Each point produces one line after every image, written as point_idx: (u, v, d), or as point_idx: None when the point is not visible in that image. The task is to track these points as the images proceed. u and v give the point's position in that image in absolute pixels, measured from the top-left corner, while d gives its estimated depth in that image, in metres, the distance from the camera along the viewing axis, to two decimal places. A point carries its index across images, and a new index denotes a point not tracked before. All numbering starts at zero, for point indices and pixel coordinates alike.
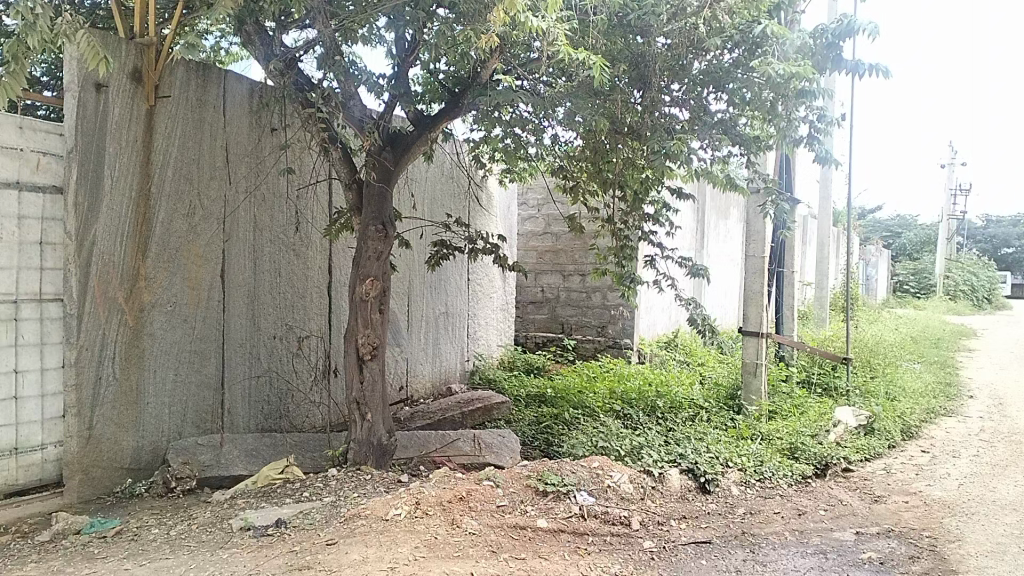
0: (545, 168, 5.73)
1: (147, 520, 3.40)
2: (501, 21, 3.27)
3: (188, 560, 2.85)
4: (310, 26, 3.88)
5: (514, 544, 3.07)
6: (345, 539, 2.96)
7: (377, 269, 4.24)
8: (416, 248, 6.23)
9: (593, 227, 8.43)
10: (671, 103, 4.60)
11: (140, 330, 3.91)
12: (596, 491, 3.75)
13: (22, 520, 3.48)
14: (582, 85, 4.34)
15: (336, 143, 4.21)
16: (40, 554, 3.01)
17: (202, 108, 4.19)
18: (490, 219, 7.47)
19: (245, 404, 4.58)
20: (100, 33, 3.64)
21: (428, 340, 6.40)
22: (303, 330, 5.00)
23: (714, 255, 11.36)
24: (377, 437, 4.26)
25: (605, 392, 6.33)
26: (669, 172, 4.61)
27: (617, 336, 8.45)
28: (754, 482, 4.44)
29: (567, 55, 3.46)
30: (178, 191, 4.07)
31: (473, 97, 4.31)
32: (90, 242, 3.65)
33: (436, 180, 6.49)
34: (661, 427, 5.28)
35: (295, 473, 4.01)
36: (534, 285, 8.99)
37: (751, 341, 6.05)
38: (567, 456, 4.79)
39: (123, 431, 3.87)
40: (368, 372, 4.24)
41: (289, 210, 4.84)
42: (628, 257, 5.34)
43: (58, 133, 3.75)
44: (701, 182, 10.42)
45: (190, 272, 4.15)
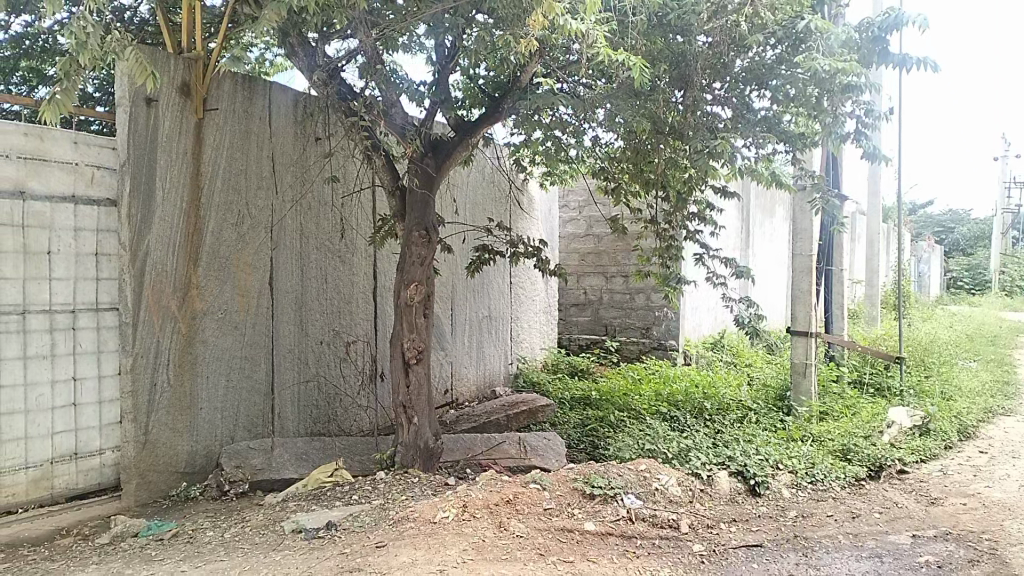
0: (587, 170, 5.70)
1: (202, 523, 3.47)
2: (540, 25, 3.27)
3: (242, 562, 2.91)
4: (352, 36, 3.93)
5: (562, 547, 3.06)
6: (394, 541, 2.98)
7: (421, 274, 4.26)
8: (458, 253, 6.26)
9: (636, 228, 8.37)
10: (713, 102, 4.55)
11: (192, 338, 4.00)
12: (644, 495, 3.71)
13: (83, 523, 3.57)
14: (622, 86, 4.32)
15: (379, 151, 4.26)
16: (100, 556, 3.10)
17: (248, 119, 4.27)
18: (532, 222, 7.47)
19: (295, 409, 4.66)
20: (149, 49, 3.74)
21: (472, 343, 6.42)
22: (349, 335, 5.06)
23: (761, 254, 11.19)
24: (424, 440, 4.30)
25: (651, 394, 6.29)
26: (712, 171, 4.56)
27: (661, 338, 8.37)
28: (806, 484, 4.35)
29: (607, 57, 3.44)
30: (227, 201, 4.16)
31: (513, 100, 4.33)
32: (143, 252, 3.76)
33: (477, 184, 6.52)
34: (709, 430, 5.21)
35: (344, 476, 4.05)
36: (577, 287, 8.96)
37: (800, 340, 5.94)
38: (613, 459, 4.76)
39: (177, 436, 3.96)
40: (413, 376, 4.27)
41: (334, 217, 4.91)
42: (673, 258, 5.28)
43: (111, 146, 3.87)
44: (745, 180, 10.23)
45: (239, 280, 4.24)
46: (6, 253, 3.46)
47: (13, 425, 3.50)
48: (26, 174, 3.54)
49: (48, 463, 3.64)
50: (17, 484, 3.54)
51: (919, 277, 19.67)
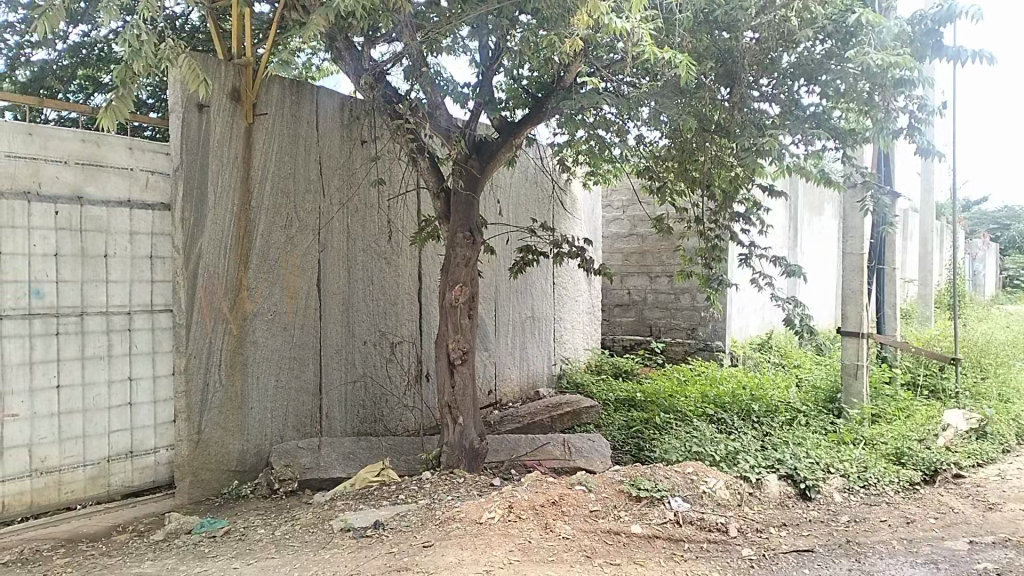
0: (631, 169, 5.66)
1: (253, 521, 3.54)
2: (585, 24, 3.25)
3: (292, 560, 2.96)
4: (397, 40, 3.97)
5: (608, 550, 3.04)
6: (440, 541, 3.00)
7: (466, 275, 4.27)
8: (501, 254, 6.28)
9: (681, 228, 8.28)
10: (760, 99, 4.50)
11: (243, 338, 4.08)
12: (691, 497, 3.67)
13: (138, 520, 3.67)
14: (668, 84, 4.26)
15: (424, 153, 4.29)
16: (156, 552, 3.18)
17: (296, 124, 4.34)
18: (575, 222, 7.44)
19: (342, 409, 4.71)
20: (201, 56, 3.82)
21: (515, 344, 6.43)
22: (395, 336, 5.11)
23: (809, 252, 10.99)
24: (469, 440, 4.31)
25: (697, 396, 6.22)
26: (758, 169, 4.48)
27: (707, 339, 8.28)
28: (858, 488, 4.26)
29: (653, 55, 3.41)
30: (276, 204, 4.23)
31: (557, 101, 4.32)
32: (196, 256, 3.85)
33: (521, 185, 6.53)
34: (757, 432, 5.13)
35: (391, 475, 4.09)
36: (621, 288, 8.90)
37: (851, 342, 5.81)
38: (660, 461, 4.72)
39: (229, 435, 4.04)
40: (459, 377, 4.29)
41: (380, 219, 4.97)
42: (717, 259, 5.22)
43: (165, 152, 3.97)
44: (793, 178, 10.06)
45: (288, 283, 4.31)
46: (65, 256, 3.58)
47: (72, 424, 3.61)
48: (83, 180, 3.66)
49: (105, 461, 3.75)
50: (76, 481, 3.65)
51: (974, 276, 19.11)
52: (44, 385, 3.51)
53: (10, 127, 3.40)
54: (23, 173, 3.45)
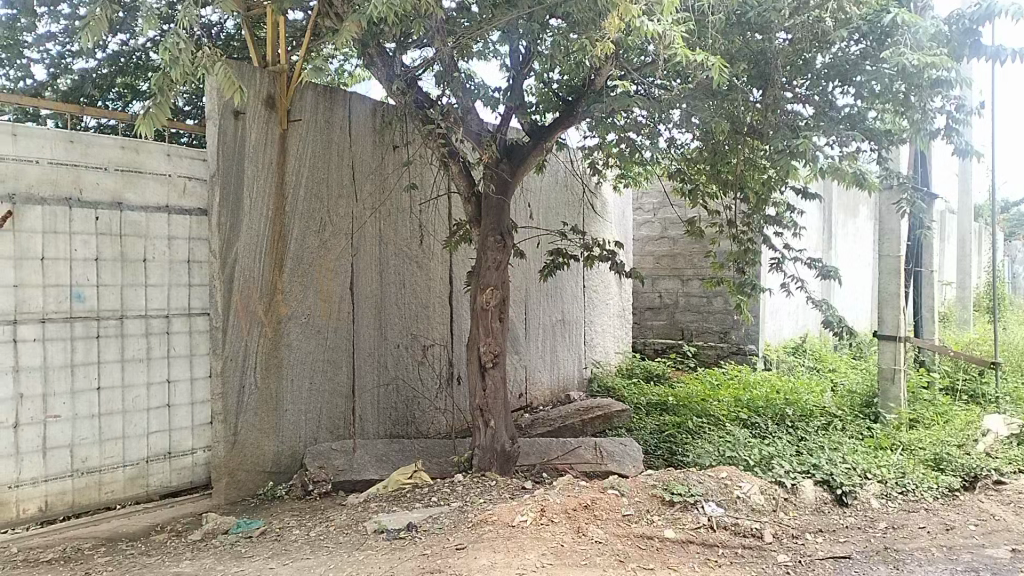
0: (662, 172, 5.64)
1: (288, 521, 3.58)
2: (616, 27, 3.24)
3: (327, 561, 2.99)
4: (428, 45, 4.00)
5: (641, 555, 3.03)
6: (473, 544, 3.01)
7: (497, 278, 4.28)
8: (532, 257, 6.29)
9: (713, 231, 8.22)
10: (794, 100, 4.46)
11: (278, 341, 4.13)
12: (725, 503, 3.64)
13: (176, 520, 3.73)
14: (700, 85, 4.24)
15: (456, 158, 4.32)
16: (193, 552, 3.23)
17: (330, 129, 4.40)
18: (605, 225, 7.42)
19: (375, 411, 4.75)
20: (237, 64, 3.89)
21: (546, 347, 6.43)
22: (427, 339, 5.14)
23: (844, 255, 10.84)
24: (500, 443, 4.31)
25: (730, 400, 6.17)
26: (792, 171, 4.43)
27: (741, 343, 8.20)
28: (896, 495, 4.18)
29: (686, 58, 3.39)
30: (311, 209, 4.29)
31: (588, 104, 4.32)
32: (232, 260, 3.91)
33: (551, 189, 6.53)
34: (792, 437, 5.08)
35: (423, 478, 4.11)
36: (652, 291, 8.85)
37: (888, 346, 5.71)
38: (693, 465, 4.69)
39: (264, 436, 4.09)
40: (490, 380, 4.30)
41: (412, 222, 5.01)
42: (749, 262, 5.18)
43: (201, 158, 4.05)
44: (827, 180, 9.95)
45: (322, 286, 4.36)
46: (105, 261, 3.66)
47: (112, 426, 3.69)
48: (123, 186, 3.74)
49: (144, 461, 3.82)
50: (115, 481, 3.72)
51: (1015, 279, 18.70)
52: (85, 387, 3.59)
53: (52, 134, 3.49)
54: (65, 179, 3.54)
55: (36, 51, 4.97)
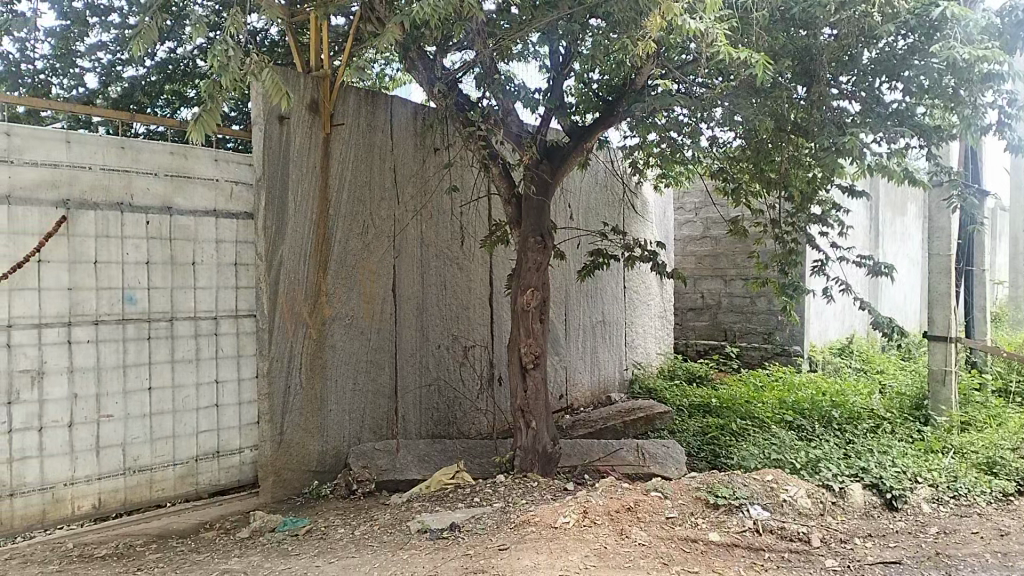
0: (703, 171, 5.58)
1: (333, 520, 3.63)
2: (658, 26, 3.22)
3: (371, 560, 3.02)
4: (469, 48, 4.02)
5: (686, 558, 3.00)
6: (516, 545, 3.01)
7: (538, 279, 4.28)
8: (572, 258, 6.28)
9: (756, 231, 8.11)
10: (840, 97, 4.36)
11: (323, 342, 4.19)
12: (771, 506, 3.59)
13: (224, 518, 3.80)
14: (743, 83, 4.19)
15: (496, 159, 4.33)
16: (241, 550, 3.29)
17: (372, 132, 4.44)
18: (646, 226, 7.38)
19: (417, 411, 4.79)
20: (282, 69, 3.95)
21: (586, 348, 6.41)
22: (468, 340, 5.16)
23: (892, 254, 10.59)
24: (542, 444, 4.31)
25: (774, 401, 6.08)
26: (838, 170, 4.35)
27: (785, 344, 8.07)
28: (948, 499, 4.08)
29: (729, 56, 3.35)
30: (353, 212, 4.34)
31: (629, 104, 4.30)
32: (277, 262, 3.98)
33: (591, 189, 6.52)
34: (840, 440, 4.98)
35: (465, 478, 4.13)
36: (694, 292, 8.77)
37: (939, 346, 5.57)
38: (737, 468, 4.63)
39: (309, 436, 4.15)
40: (531, 381, 4.30)
41: (453, 224, 5.05)
42: (793, 264, 5.10)
43: (247, 163, 4.12)
44: (874, 178, 9.76)
45: (365, 287, 4.41)
46: (156, 264, 3.75)
47: (162, 425, 3.78)
48: (172, 191, 3.83)
49: (193, 460, 3.90)
50: (166, 479, 3.81)
51: None
52: (137, 387, 3.68)
53: (105, 141, 3.59)
54: (117, 185, 3.64)
55: (89, 60, 5.13)
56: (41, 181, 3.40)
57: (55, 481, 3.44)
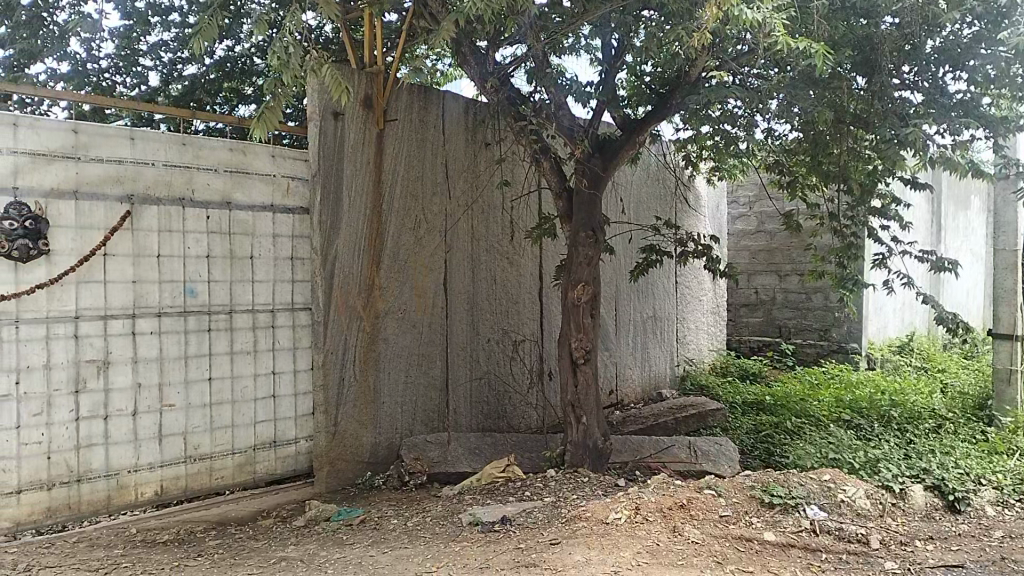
0: (758, 164, 5.47)
1: (386, 511, 3.68)
2: (714, 17, 3.16)
3: (424, 551, 3.05)
4: (521, 42, 4.02)
5: (740, 557, 2.97)
6: (568, 539, 3.01)
7: (589, 274, 4.26)
8: (623, 253, 6.23)
9: (812, 225, 7.95)
10: (902, 87, 4.24)
11: (375, 335, 4.24)
12: (828, 506, 3.52)
13: (281, 506, 3.89)
14: (801, 74, 4.09)
15: (548, 153, 4.32)
16: (298, 538, 3.36)
17: (424, 128, 4.48)
18: (699, 220, 7.29)
19: (467, 405, 4.81)
20: (337, 66, 4.01)
21: (637, 343, 6.36)
22: (518, 334, 5.17)
23: (954, 249, 10.25)
24: (593, 440, 4.29)
25: (830, 400, 5.95)
26: (899, 162, 4.22)
27: (842, 341, 7.89)
28: (1014, 503, 3.95)
29: (787, 46, 3.27)
30: (406, 207, 4.38)
31: (683, 96, 4.24)
32: (332, 257, 4.04)
33: (643, 183, 6.45)
34: (900, 440, 4.86)
35: (516, 472, 4.14)
36: (748, 287, 8.62)
37: (1005, 344, 5.38)
38: (793, 467, 4.54)
39: (363, 428, 4.22)
40: (582, 376, 4.28)
41: (504, 219, 5.06)
42: (852, 258, 4.96)
43: (303, 159, 4.19)
44: (936, 170, 9.45)
45: (417, 282, 4.45)
46: (216, 258, 3.84)
47: (222, 415, 3.88)
48: (232, 186, 3.92)
49: (251, 449, 4.00)
50: (225, 467, 3.91)
51: None
52: (197, 378, 3.78)
53: (166, 138, 3.68)
54: (178, 181, 3.73)
55: (151, 59, 5.28)
56: (107, 177, 3.51)
57: (120, 468, 3.56)
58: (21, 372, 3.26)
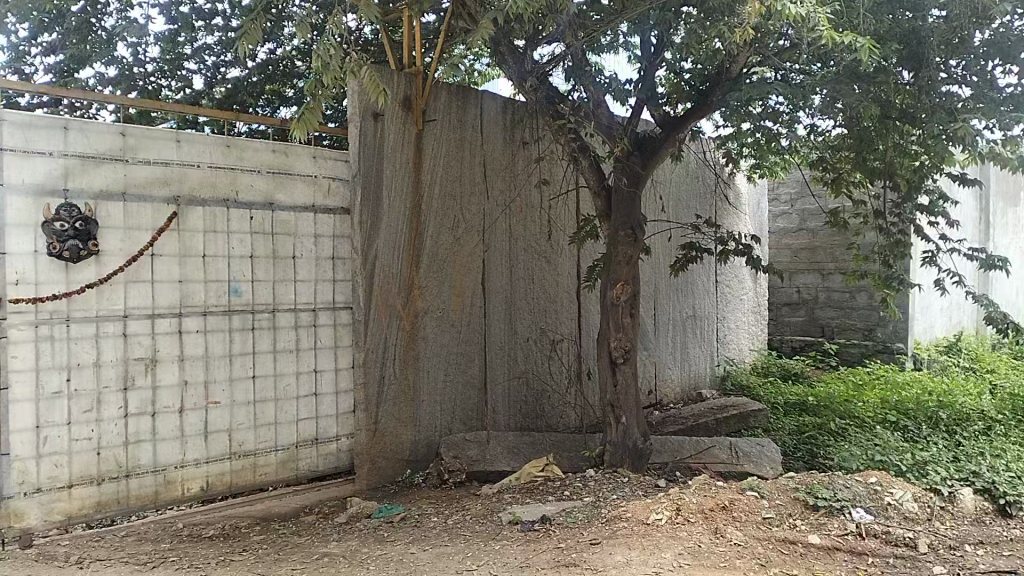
0: (801, 161, 5.39)
1: (426, 509, 3.70)
2: (757, 12, 3.12)
3: (465, 549, 3.06)
4: (560, 41, 4.01)
5: (784, 560, 2.93)
6: (608, 539, 3.00)
7: (628, 273, 4.24)
8: (662, 252, 6.19)
9: (856, 222, 7.81)
10: (950, 82, 4.14)
11: (415, 334, 4.27)
12: (875, 509, 3.45)
13: (323, 503, 3.94)
14: (845, 69, 4.01)
15: (587, 152, 4.30)
16: (340, 534, 3.40)
17: (463, 128, 4.50)
18: (739, 218, 7.20)
19: (505, 404, 4.82)
20: (376, 67, 4.04)
21: (676, 343, 6.31)
22: (556, 333, 5.17)
23: (1004, 247, 9.98)
24: (633, 440, 4.27)
25: (875, 401, 5.84)
26: (947, 158, 4.13)
27: (887, 341, 7.75)
28: None
29: (832, 41, 3.21)
30: (445, 207, 4.40)
31: (724, 93, 4.19)
32: (373, 257, 4.08)
33: (682, 181, 6.40)
34: (948, 442, 4.75)
35: (555, 471, 4.14)
36: (789, 286, 8.50)
37: None
38: (838, 469, 4.47)
39: (403, 426, 4.25)
40: (621, 376, 4.27)
41: (542, 218, 5.06)
42: (898, 256, 4.86)
43: (344, 160, 4.24)
44: (985, 166, 9.22)
45: (456, 281, 4.47)
46: (259, 258, 3.91)
47: (265, 412, 3.94)
48: (275, 187, 3.97)
49: (293, 446, 4.05)
50: (268, 464, 3.97)
51: None
52: (242, 375, 3.85)
53: (211, 141, 3.75)
54: (223, 182, 3.80)
55: (195, 63, 5.37)
56: (154, 179, 3.58)
57: (167, 464, 3.63)
58: (72, 370, 3.34)
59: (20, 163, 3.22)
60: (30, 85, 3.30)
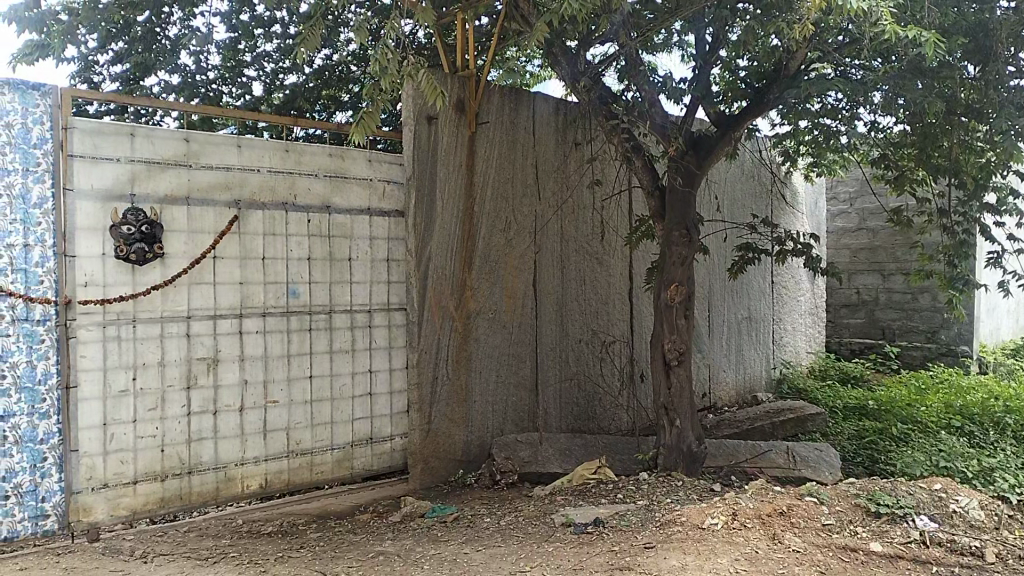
0: (861, 159, 5.25)
1: (479, 509, 3.73)
2: (816, 8, 3.05)
3: (518, 550, 3.07)
4: (612, 41, 3.99)
5: (845, 567, 2.85)
6: (662, 544, 2.97)
7: (682, 274, 4.19)
8: (717, 252, 6.11)
9: (919, 221, 7.59)
10: (1019, 75, 3.99)
11: (467, 335, 4.31)
12: (940, 517, 3.35)
13: (378, 502, 3.99)
14: (908, 64, 3.90)
15: (640, 152, 4.26)
16: (394, 533, 3.44)
17: (515, 130, 4.51)
18: (796, 217, 7.06)
19: (557, 405, 4.82)
20: (430, 71, 4.08)
21: (731, 345, 6.22)
22: (608, 334, 5.14)
23: None
24: (687, 443, 4.22)
25: (939, 405, 5.66)
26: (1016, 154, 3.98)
27: (950, 344, 7.52)
28: None
29: (894, 35, 3.12)
30: (497, 209, 4.42)
31: (783, 89, 4.09)
32: (426, 259, 4.13)
33: (737, 180, 6.31)
34: (1017, 449, 4.58)
35: (608, 474, 4.11)
36: (849, 287, 8.30)
37: None
38: (901, 475, 4.33)
39: (455, 426, 4.28)
40: (675, 378, 4.22)
41: (594, 218, 5.04)
42: (964, 256, 4.70)
43: (398, 163, 4.29)
44: None
45: (507, 283, 4.49)
46: (316, 260, 3.98)
47: (322, 412, 4.01)
48: (331, 191, 4.05)
49: (349, 445, 4.12)
50: (325, 463, 4.04)
51: None
52: (299, 375, 3.93)
53: (270, 146, 3.84)
54: (281, 186, 3.88)
55: (255, 70, 5.51)
56: (216, 183, 3.68)
57: (228, 461, 3.72)
58: (138, 369, 3.45)
59: (89, 169, 3.34)
60: (99, 93, 3.41)
